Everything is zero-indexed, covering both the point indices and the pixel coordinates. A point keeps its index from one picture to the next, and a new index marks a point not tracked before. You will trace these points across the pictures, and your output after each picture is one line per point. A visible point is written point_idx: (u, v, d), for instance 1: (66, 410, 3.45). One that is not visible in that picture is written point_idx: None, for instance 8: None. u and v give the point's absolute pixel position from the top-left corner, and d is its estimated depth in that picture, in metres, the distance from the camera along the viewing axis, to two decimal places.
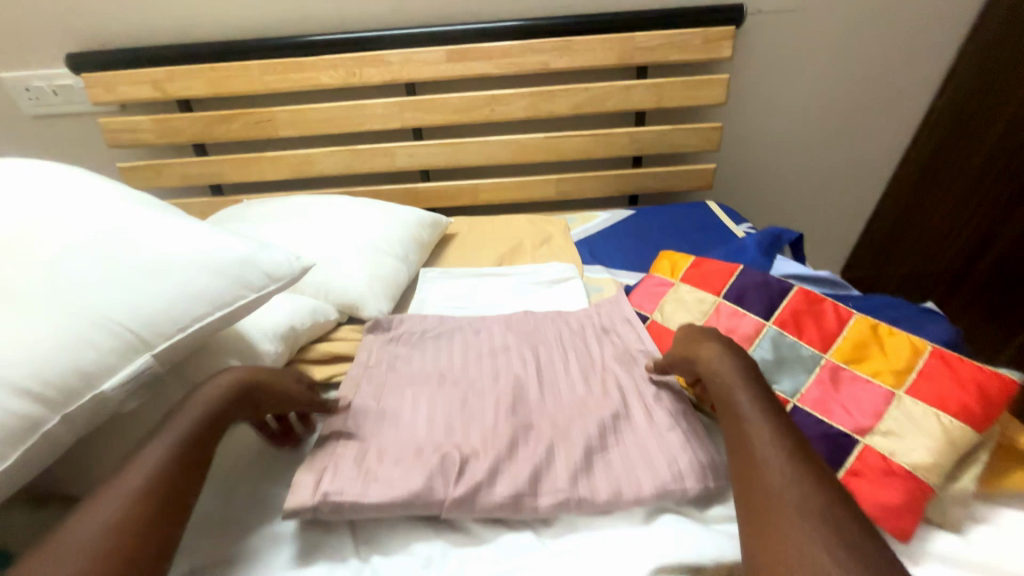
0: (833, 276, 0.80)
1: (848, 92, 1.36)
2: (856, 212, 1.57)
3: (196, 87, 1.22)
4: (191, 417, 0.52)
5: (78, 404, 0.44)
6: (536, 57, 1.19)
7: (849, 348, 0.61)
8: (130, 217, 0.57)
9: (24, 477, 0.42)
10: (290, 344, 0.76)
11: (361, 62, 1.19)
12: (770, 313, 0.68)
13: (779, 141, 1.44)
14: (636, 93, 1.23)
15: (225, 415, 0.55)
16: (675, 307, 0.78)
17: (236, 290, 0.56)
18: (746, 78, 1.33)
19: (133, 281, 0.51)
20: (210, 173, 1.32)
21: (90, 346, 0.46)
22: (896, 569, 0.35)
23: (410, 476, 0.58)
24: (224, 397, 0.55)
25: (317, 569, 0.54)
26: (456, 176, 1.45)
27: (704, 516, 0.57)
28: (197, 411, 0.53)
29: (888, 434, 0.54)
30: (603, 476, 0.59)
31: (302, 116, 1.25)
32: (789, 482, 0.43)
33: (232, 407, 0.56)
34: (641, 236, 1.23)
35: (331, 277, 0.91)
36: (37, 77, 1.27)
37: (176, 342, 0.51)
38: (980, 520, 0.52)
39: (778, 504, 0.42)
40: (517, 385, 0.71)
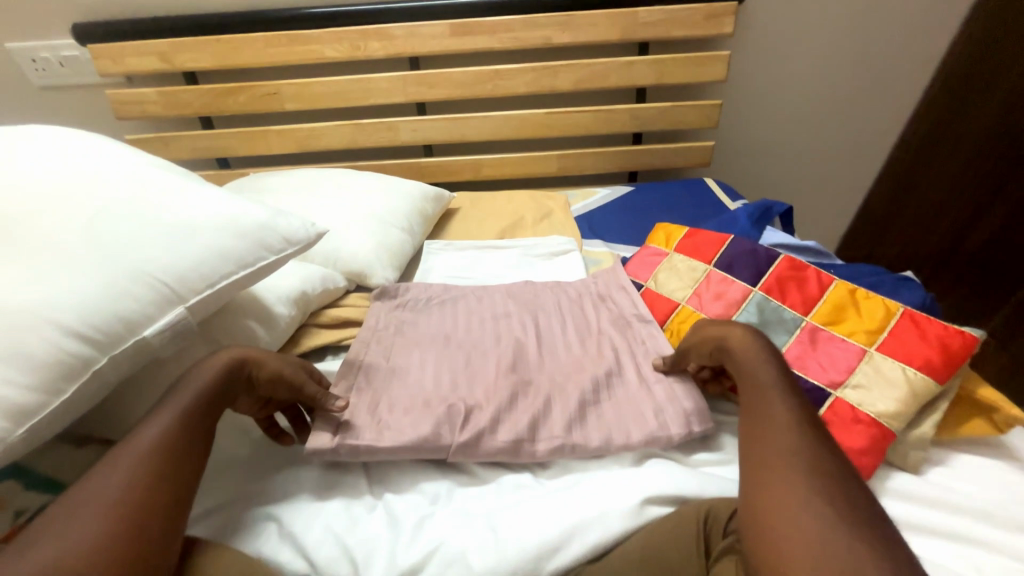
0: (818, 247, 0.84)
1: (848, 70, 1.37)
2: (852, 191, 1.60)
3: (201, 60, 1.23)
4: (190, 395, 0.51)
5: (124, 347, 0.49)
6: (539, 32, 1.20)
7: (828, 311, 0.66)
8: (158, 184, 0.61)
9: (78, 409, 0.47)
10: (302, 308, 0.80)
11: (365, 35, 1.20)
12: (757, 280, 0.73)
13: (778, 120, 1.45)
14: (638, 70, 1.24)
15: (220, 396, 0.54)
16: (668, 275, 0.82)
17: (257, 251, 0.61)
18: (748, 54, 1.34)
19: (165, 240, 0.56)
20: (217, 146, 1.34)
21: (132, 297, 0.50)
22: (852, 488, 0.40)
23: (420, 424, 0.63)
24: (218, 376, 0.54)
25: (334, 501, 0.59)
26: (459, 151, 1.47)
27: (687, 460, 0.63)
28: (195, 389, 0.52)
29: (858, 387, 0.59)
30: (598, 425, 0.64)
31: (307, 90, 1.27)
32: (792, 440, 0.45)
33: (227, 386, 0.55)
34: (640, 212, 1.26)
35: (340, 247, 0.95)
36: (43, 47, 1.28)
37: (206, 297, 0.56)
38: (937, 463, 0.58)
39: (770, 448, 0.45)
40: (518, 346, 0.75)
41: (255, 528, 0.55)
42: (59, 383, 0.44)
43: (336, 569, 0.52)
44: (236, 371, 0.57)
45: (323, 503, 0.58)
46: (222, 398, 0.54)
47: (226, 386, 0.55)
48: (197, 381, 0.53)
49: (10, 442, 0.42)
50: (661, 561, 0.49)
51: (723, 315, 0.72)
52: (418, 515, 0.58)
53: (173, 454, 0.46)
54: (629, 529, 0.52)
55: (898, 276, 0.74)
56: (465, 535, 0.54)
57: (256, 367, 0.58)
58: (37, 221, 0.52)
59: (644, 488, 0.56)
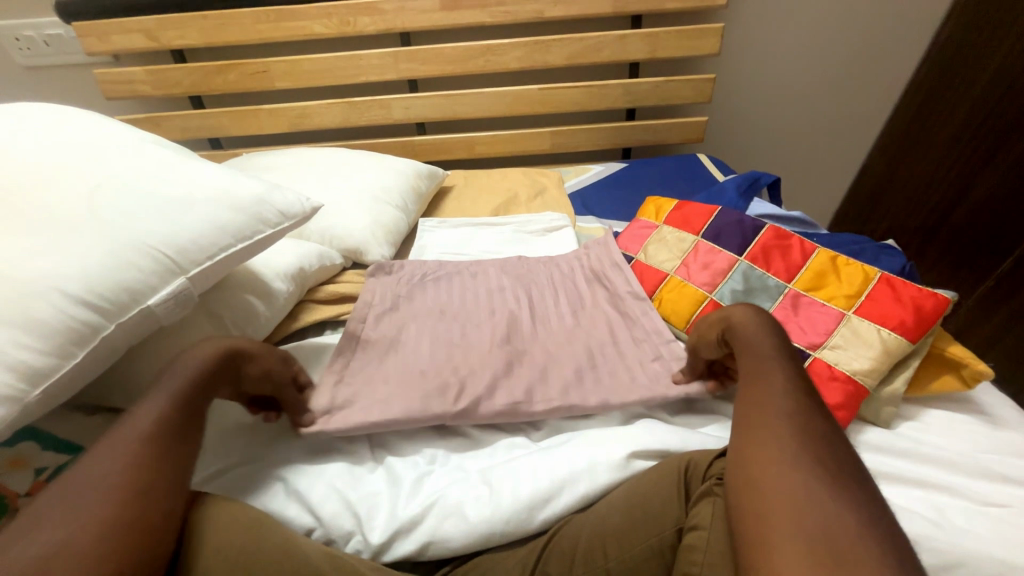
0: (804, 218, 0.86)
1: (843, 42, 1.37)
2: (844, 166, 1.61)
3: (189, 37, 1.21)
4: (177, 381, 0.51)
5: (129, 315, 0.51)
6: (531, 5, 1.19)
7: (810, 277, 0.69)
8: (154, 160, 0.62)
9: (87, 373, 0.49)
10: (300, 284, 0.82)
11: (354, 10, 1.19)
12: (743, 249, 0.75)
13: (772, 94, 1.45)
14: (630, 43, 1.23)
15: (209, 386, 0.53)
16: (658, 247, 0.84)
17: (255, 225, 0.63)
18: (741, 28, 1.33)
19: (163, 213, 0.57)
20: (209, 126, 1.34)
21: (135, 267, 0.52)
22: (823, 436, 0.42)
23: (416, 395, 0.66)
24: (207, 365, 0.54)
25: (336, 461, 0.62)
26: (452, 129, 1.47)
27: (673, 419, 0.66)
28: (183, 376, 0.52)
29: (835, 347, 0.62)
30: (589, 389, 0.67)
31: (297, 67, 1.26)
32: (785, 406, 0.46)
33: (217, 376, 0.54)
34: (633, 188, 1.27)
35: (335, 224, 0.96)
36: (27, 26, 1.26)
37: (206, 268, 0.57)
38: (907, 417, 0.61)
39: (759, 413, 0.46)
40: (512, 320, 0.78)
41: (260, 487, 0.58)
42: (70, 348, 0.46)
43: (341, 522, 0.55)
44: (226, 362, 0.56)
45: (326, 463, 0.61)
46: (211, 386, 0.53)
47: (217, 375, 0.54)
48: (185, 370, 0.52)
49: (27, 403, 0.44)
50: (645, 507, 0.52)
51: (710, 284, 0.75)
52: (417, 474, 0.61)
53: (169, 433, 0.47)
54: (613, 482, 0.56)
55: (879, 244, 0.76)
56: (461, 489, 0.57)
57: (248, 361, 0.58)
58: (37, 194, 0.54)
59: (632, 443, 0.59)
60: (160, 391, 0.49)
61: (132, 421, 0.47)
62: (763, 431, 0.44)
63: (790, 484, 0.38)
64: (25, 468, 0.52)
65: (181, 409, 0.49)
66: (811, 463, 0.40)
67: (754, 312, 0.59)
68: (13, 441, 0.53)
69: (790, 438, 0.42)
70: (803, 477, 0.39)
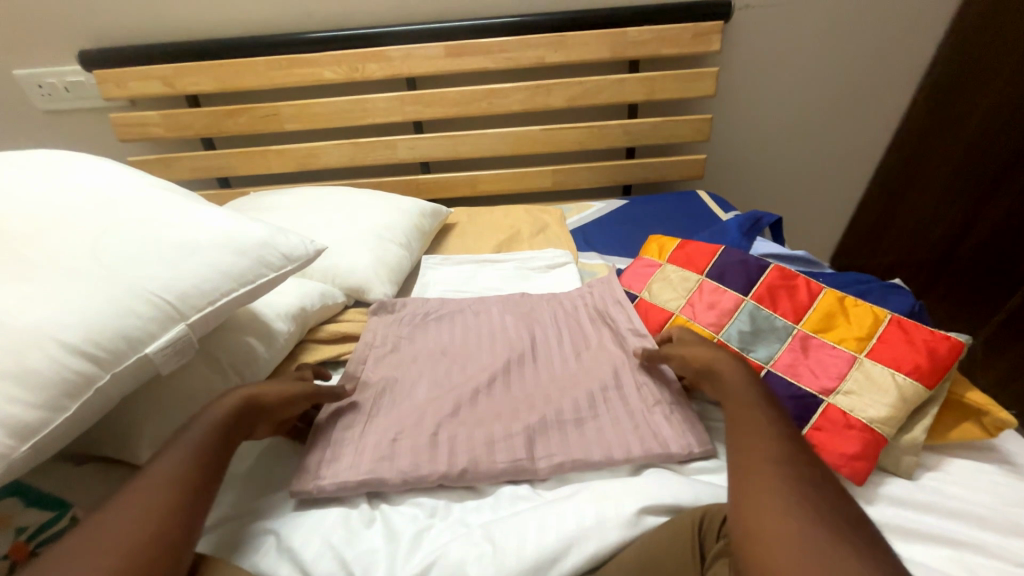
0: (808, 257, 0.86)
1: (835, 83, 1.41)
2: (842, 201, 1.63)
3: (204, 83, 1.26)
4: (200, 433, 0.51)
5: (125, 364, 0.49)
6: (532, 52, 1.24)
7: (818, 318, 0.68)
8: (161, 207, 0.63)
9: (78, 426, 0.48)
10: (301, 324, 0.82)
11: (363, 57, 1.24)
12: (748, 289, 0.74)
13: (768, 132, 1.49)
14: (628, 86, 1.28)
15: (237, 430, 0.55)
16: (662, 285, 0.84)
17: (259, 269, 0.63)
18: (734, 72, 1.39)
19: (167, 259, 0.57)
20: (218, 165, 1.37)
21: (134, 315, 0.51)
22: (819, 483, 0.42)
23: (419, 443, 0.64)
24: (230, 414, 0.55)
25: (333, 513, 0.60)
26: (455, 167, 1.50)
27: (683, 470, 0.64)
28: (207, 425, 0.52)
29: (849, 393, 0.60)
30: (594, 436, 0.65)
31: (306, 110, 1.30)
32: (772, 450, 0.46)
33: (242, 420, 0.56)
34: (634, 224, 1.28)
35: (338, 263, 0.96)
36: (50, 73, 1.31)
37: (206, 314, 0.56)
38: (929, 468, 0.58)
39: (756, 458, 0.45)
40: (514, 363, 0.76)
41: (254, 542, 0.56)
42: (62, 401, 0.45)
43: None
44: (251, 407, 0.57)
45: (321, 516, 0.59)
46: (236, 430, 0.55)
47: (239, 421, 0.55)
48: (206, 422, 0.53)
49: (13, 459, 0.42)
50: (657, 568, 0.49)
51: (716, 324, 0.73)
52: (417, 527, 0.58)
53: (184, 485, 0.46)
54: (624, 541, 0.53)
55: (886, 283, 0.75)
56: (461, 544, 0.54)
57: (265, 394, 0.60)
58: (44, 242, 0.54)
59: (641, 497, 0.56)
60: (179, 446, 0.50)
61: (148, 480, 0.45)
62: (762, 474, 0.43)
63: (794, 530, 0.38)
64: (7, 526, 0.48)
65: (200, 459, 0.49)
66: (807, 507, 0.40)
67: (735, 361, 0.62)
68: None
69: (790, 483, 0.42)
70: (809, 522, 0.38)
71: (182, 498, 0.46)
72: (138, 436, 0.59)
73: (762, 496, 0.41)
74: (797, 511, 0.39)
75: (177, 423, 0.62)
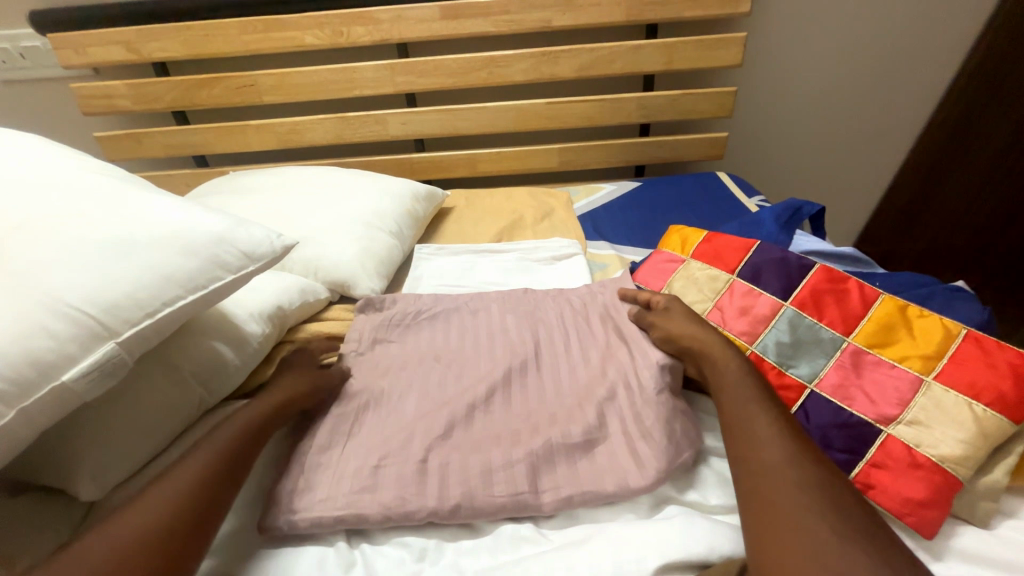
0: (856, 253, 0.75)
1: (875, 52, 1.26)
2: (874, 184, 1.49)
3: (171, 49, 1.13)
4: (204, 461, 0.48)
5: (36, 397, 0.40)
6: (538, 14, 1.10)
7: (874, 329, 0.57)
8: (92, 195, 0.53)
9: None
10: (278, 326, 0.71)
11: (347, 19, 1.10)
12: (788, 293, 0.64)
13: (796, 107, 1.35)
14: (646, 54, 1.14)
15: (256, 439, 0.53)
16: (685, 284, 0.73)
17: (211, 271, 0.53)
18: (762, 38, 1.24)
19: (95, 262, 0.47)
20: (194, 143, 1.25)
21: (46, 335, 0.42)
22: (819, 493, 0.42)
23: (405, 470, 0.56)
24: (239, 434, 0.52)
25: (306, 554, 0.51)
26: (453, 145, 1.37)
27: (709, 507, 0.55)
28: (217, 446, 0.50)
29: (914, 424, 0.51)
30: (602, 465, 0.56)
31: (285, 80, 1.17)
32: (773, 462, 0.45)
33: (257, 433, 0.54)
34: (649, 209, 1.17)
35: (320, 254, 0.86)
36: (2, 38, 1.18)
37: (144, 329, 0.47)
38: (1010, 514, 0.49)
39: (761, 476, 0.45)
40: (517, 373, 0.67)
41: None
42: None
43: None
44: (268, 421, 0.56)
45: (294, 557, 0.51)
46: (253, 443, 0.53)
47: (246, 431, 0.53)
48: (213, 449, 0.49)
49: None
50: None
51: (749, 334, 0.63)
52: None
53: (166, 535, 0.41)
54: None
55: (950, 286, 0.64)
56: None
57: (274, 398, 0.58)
58: None
59: (663, 549, 0.47)
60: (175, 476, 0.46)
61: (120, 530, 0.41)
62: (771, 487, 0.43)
63: (796, 538, 0.39)
64: None
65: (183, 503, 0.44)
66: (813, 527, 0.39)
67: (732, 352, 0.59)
68: None
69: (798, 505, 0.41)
70: (809, 527, 0.39)
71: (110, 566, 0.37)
72: (76, 465, 0.50)
73: (766, 502, 0.43)
74: (798, 516, 0.40)
75: (125, 449, 0.52)
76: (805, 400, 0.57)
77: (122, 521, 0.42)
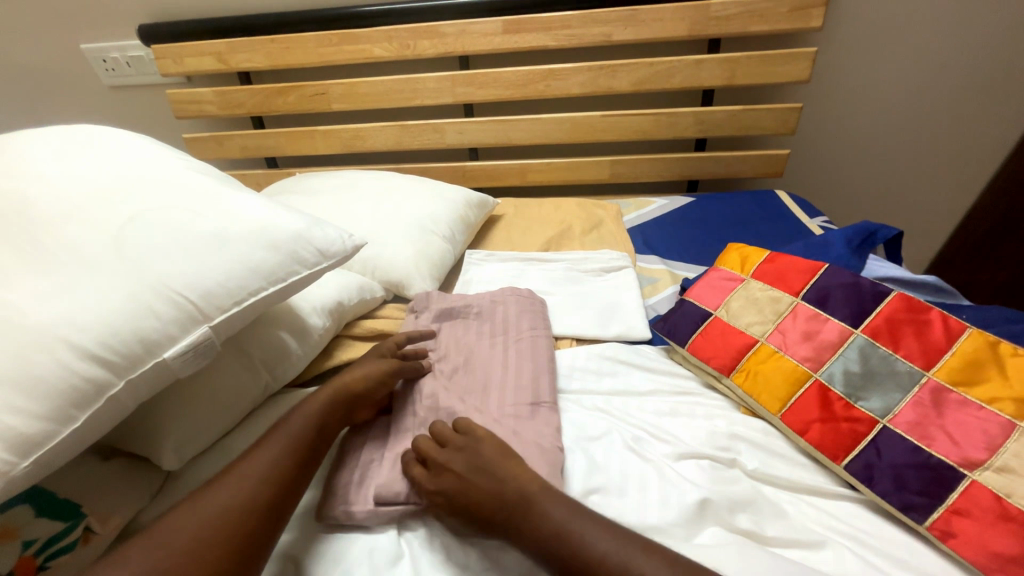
0: (939, 281, 0.70)
1: (960, 69, 1.18)
2: (953, 209, 1.38)
3: (255, 60, 1.23)
4: (275, 450, 0.50)
5: (141, 370, 0.45)
6: (599, 28, 1.11)
7: (958, 365, 0.54)
8: (192, 191, 0.58)
9: (93, 435, 0.44)
10: (337, 320, 0.75)
11: (415, 33, 1.15)
12: (858, 320, 0.61)
13: (865, 126, 1.28)
14: (707, 69, 1.12)
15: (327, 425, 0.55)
16: (744, 304, 0.71)
17: (290, 266, 0.57)
18: (832, 54, 1.19)
19: (193, 253, 0.52)
20: (267, 146, 1.35)
21: (153, 315, 0.46)
22: None
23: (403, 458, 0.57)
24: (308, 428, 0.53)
25: (362, 544, 0.52)
26: (505, 154, 1.40)
27: (765, 538, 0.51)
28: (280, 444, 0.51)
29: (1003, 471, 0.47)
30: (654, 486, 0.55)
31: (354, 90, 1.24)
32: None
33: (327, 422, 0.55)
34: (702, 226, 1.14)
35: (376, 254, 0.90)
36: (113, 48, 1.33)
37: (232, 315, 0.51)
38: None
39: None
40: (536, 400, 0.64)
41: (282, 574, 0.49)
42: (69, 412, 0.41)
43: None
44: (345, 403, 0.57)
45: (350, 544, 0.52)
46: (323, 435, 0.54)
47: (322, 421, 0.55)
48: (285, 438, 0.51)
49: (14, 476, 0.38)
50: None
51: (813, 360, 0.61)
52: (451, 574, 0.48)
53: (230, 526, 0.43)
54: None
55: None
56: None
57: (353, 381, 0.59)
58: (68, 228, 0.50)
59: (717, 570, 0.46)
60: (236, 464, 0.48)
61: (195, 513, 0.43)
62: None
63: None
64: (14, 539, 0.44)
65: (243, 491, 0.46)
66: None
67: (551, 502, 0.47)
68: (13, 502, 0.45)
69: None
70: None
71: (198, 533, 0.42)
72: (161, 438, 0.54)
73: None
74: None
75: (201, 425, 0.56)
76: (876, 435, 0.54)
77: (203, 496, 0.44)
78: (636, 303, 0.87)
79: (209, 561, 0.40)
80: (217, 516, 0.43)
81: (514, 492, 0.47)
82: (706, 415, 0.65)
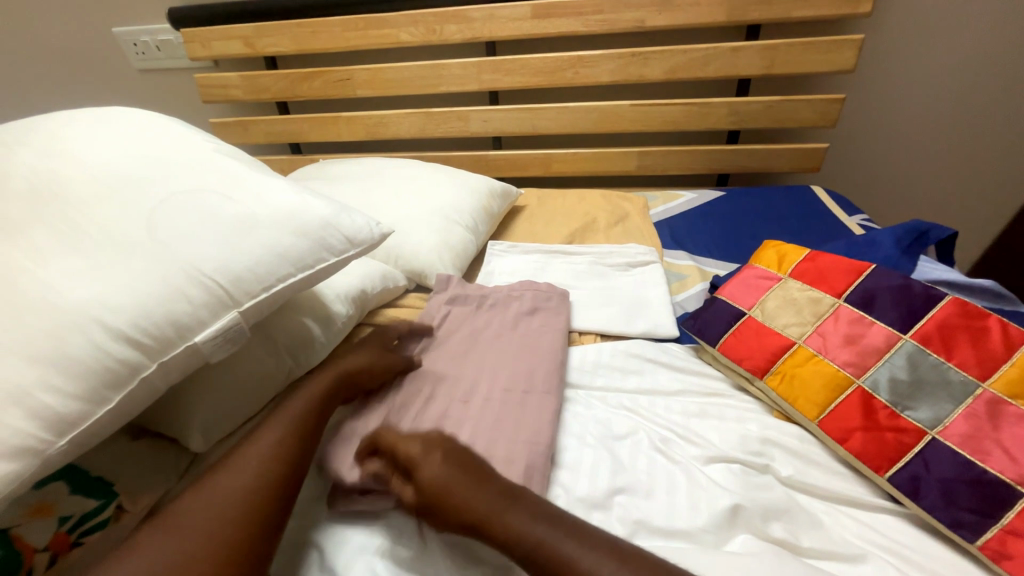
0: (997, 286, 0.65)
1: (1019, 59, 1.10)
2: (1001, 209, 1.30)
3: (283, 44, 1.23)
4: (278, 434, 0.49)
5: (173, 353, 0.45)
6: (632, 13, 1.07)
7: (1018, 377, 0.50)
8: (219, 174, 0.58)
9: (125, 416, 0.44)
10: (360, 308, 0.74)
11: (442, 17, 1.13)
12: (907, 325, 0.58)
13: (910, 119, 1.21)
14: (743, 56, 1.07)
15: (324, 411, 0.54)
16: (780, 304, 0.68)
17: (318, 252, 0.57)
18: (878, 42, 1.13)
19: (221, 236, 0.51)
20: (291, 131, 1.35)
21: (184, 299, 0.46)
22: None
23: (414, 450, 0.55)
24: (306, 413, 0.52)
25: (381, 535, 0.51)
26: (529, 143, 1.37)
27: (799, 548, 0.49)
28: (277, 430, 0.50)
29: None
30: (682, 490, 0.53)
31: (379, 75, 1.23)
32: None
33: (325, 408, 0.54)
34: (732, 221, 1.10)
35: (399, 242, 0.89)
36: (143, 32, 1.34)
37: (260, 301, 0.51)
38: None
39: None
40: (551, 396, 0.63)
41: (296, 561, 0.48)
42: (102, 393, 0.41)
43: None
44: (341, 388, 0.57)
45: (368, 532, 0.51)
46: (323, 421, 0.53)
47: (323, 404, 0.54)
48: (284, 423, 0.51)
49: (50, 456, 0.38)
50: None
51: (856, 365, 0.58)
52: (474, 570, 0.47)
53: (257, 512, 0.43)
54: None
55: None
56: None
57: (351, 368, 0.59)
58: (99, 207, 0.50)
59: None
60: (259, 448, 0.48)
61: (222, 498, 0.43)
62: None
63: None
64: (49, 516, 0.45)
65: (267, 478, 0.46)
66: None
67: (515, 508, 0.45)
68: (45, 480, 0.46)
69: None
70: None
71: (225, 518, 0.42)
72: (189, 422, 0.54)
73: None
74: None
75: (227, 410, 0.56)
76: (924, 447, 0.51)
77: (228, 481, 0.45)
78: (664, 299, 0.84)
79: (238, 547, 0.40)
80: (242, 502, 0.43)
81: (483, 500, 0.46)
82: (737, 418, 0.63)
